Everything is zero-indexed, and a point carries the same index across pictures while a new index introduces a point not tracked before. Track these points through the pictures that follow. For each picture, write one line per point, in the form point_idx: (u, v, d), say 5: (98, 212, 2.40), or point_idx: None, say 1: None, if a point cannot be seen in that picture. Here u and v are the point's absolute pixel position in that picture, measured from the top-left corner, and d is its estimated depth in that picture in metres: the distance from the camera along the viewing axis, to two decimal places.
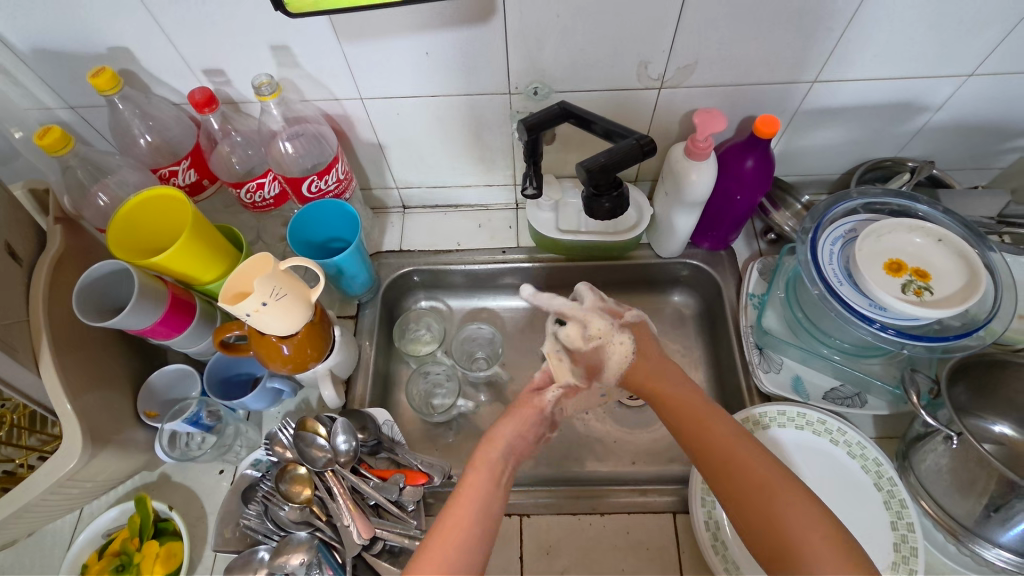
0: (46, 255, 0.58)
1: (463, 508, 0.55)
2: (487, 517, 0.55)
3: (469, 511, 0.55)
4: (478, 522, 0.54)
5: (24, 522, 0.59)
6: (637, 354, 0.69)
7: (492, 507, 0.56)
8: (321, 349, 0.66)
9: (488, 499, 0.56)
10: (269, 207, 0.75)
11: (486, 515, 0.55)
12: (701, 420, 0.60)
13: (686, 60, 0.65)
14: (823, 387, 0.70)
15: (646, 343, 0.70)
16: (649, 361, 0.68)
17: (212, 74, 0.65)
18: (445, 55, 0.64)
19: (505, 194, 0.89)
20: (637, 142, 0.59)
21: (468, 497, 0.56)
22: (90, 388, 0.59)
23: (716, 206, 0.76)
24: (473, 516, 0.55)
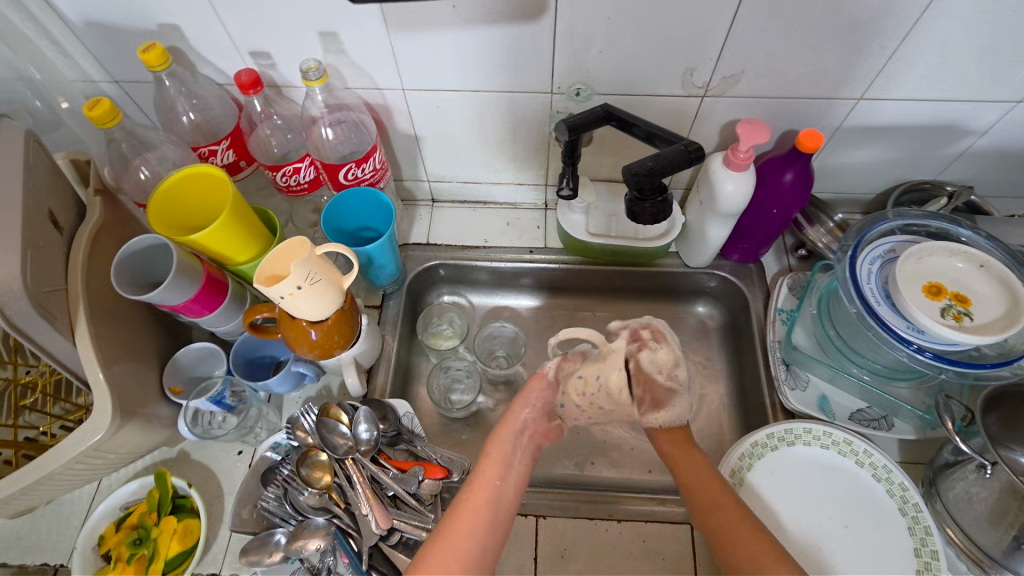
0: (86, 224, 0.59)
1: (469, 513, 0.55)
2: (495, 521, 0.55)
3: (474, 516, 0.55)
4: (485, 529, 0.54)
5: (47, 488, 0.59)
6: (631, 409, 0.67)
7: (497, 510, 0.56)
8: (347, 337, 0.66)
9: (492, 504, 0.56)
10: (303, 191, 0.75)
11: (489, 520, 0.55)
12: (715, 489, 0.58)
13: (732, 70, 0.64)
14: (849, 407, 0.70)
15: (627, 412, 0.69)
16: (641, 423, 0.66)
17: (258, 56, 0.65)
18: (491, 51, 0.64)
19: (535, 194, 0.89)
20: (684, 148, 0.58)
21: (473, 501, 0.56)
22: (120, 359, 0.59)
23: (750, 218, 0.76)
24: (480, 520, 0.55)
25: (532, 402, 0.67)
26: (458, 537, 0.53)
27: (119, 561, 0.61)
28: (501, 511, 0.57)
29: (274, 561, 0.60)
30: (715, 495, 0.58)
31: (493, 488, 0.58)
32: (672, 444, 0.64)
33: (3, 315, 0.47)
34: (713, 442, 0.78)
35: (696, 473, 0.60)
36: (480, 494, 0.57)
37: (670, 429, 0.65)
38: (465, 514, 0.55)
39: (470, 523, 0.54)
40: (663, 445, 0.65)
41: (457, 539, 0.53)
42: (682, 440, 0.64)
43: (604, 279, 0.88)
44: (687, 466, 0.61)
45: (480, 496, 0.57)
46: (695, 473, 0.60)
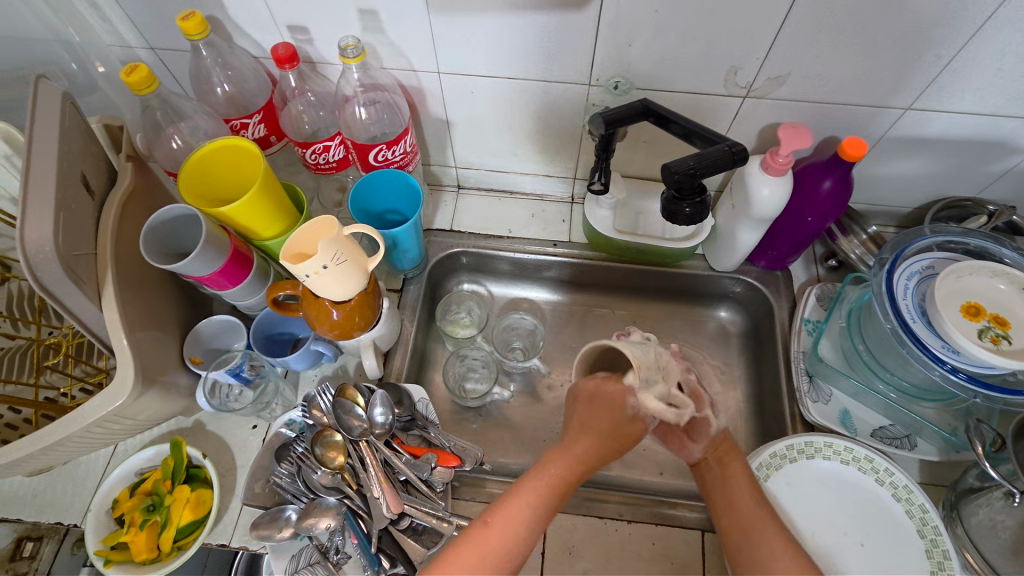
0: (118, 189, 0.59)
1: (505, 519, 0.55)
2: (526, 534, 0.55)
3: (508, 525, 0.55)
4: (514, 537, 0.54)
5: (67, 448, 0.60)
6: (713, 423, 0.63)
7: (532, 523, 0.56)
8: (368, 319, 0.66)
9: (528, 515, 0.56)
10: (331, 170, 0.75)
11: (521, 532, 0.55)
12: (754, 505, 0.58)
13: (778, 71, 0.63)
14: (871, 424, 0.68)
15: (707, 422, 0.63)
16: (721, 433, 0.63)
17: (295, 30, 0.65)
18: (532, 39, 0.63)
19: (563, 186, 0.88)
20: (728, 148, 0.56)
21: (509, 508, 0.56)
22: (144, 326, 0.59)
23: (782, 225, 0.74)
24: (512, 531, 0.55)
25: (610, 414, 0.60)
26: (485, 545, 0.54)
27: (132, 525, 0.61)
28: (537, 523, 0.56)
29: (283, 537, 0.60)
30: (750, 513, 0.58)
31: (537, 497, 0.57)
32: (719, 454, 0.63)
33: (35, 276, 0.47)
34: None
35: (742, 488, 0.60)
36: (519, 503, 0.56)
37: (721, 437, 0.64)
38: (498, 522, 0.55)
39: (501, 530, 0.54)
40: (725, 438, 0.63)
41: (484, 546, 0.54)
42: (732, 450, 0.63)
43: (626, 278, 0.87)
44: (733, 478, 0.61)
45: (519, 504, 0.56)
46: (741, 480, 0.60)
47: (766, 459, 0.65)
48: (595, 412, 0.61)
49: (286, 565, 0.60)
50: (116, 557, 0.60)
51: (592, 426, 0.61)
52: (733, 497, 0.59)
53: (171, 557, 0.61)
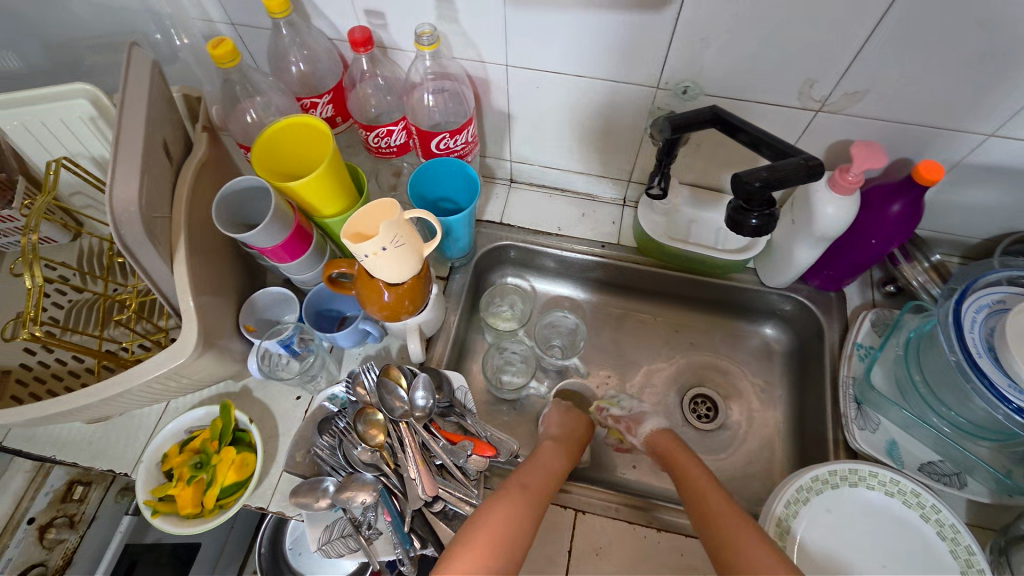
0: (193, 158, 0.61)
1: (505, 515, 0.56)
2: (525, 529, 0.56)
3: (509, 519, 0.56)
4: (515, 532, 0.55)
5: (128, 399, 0.63)
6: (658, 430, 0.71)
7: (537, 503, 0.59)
8: (417, 304, 0.67)
9: (524, 511, 0.57)
10: (391, 154, 0.76)
11: (520, 525, 0.56)
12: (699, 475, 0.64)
13: (856, 87, 0.61)
14: (920, 458, 0.66)
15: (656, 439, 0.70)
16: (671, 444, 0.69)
17: (372, 15, 0.66)
18: (602, 39, 0.63)
19: (616, 189, 0.87)
20: (804, 162, 0.54)
21: (506, 505, 0.57)
22: (208, 289, 0.61)
23: (843, 246, 0.72)
24: (512, 524, 0.56)
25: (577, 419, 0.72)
26: (490, 536, 0.54)
27: (180, 480, 0.64)
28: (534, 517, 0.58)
29: (320, 507, 0.62)
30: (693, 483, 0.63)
31: (531, 493, 0.60)
32: (661, 440, 0.70)
33: (118, 232, 0.49)
34: (762, 468, 0.77)
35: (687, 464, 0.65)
36: (515, 504, 0.58)
37: (658, 432, 0.71)
38: (498, 518, 0.56)
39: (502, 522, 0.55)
40: (661, 447, 0.69)
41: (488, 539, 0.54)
42: (669, 439, 0.70)
43: (672, 286, 0.87)
44: (682, 465, 0.66)
45: (517, 495, 0.59)
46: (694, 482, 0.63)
47: (806, 483, 0.62)
48: (568, 422, 0.71)
49: (320, 534, 0.62)
50: (163, 508, 0.63)
51: (563, 425, 0.71)
52: (689, 480, 0.64)
53: (213, 514, 0.64)
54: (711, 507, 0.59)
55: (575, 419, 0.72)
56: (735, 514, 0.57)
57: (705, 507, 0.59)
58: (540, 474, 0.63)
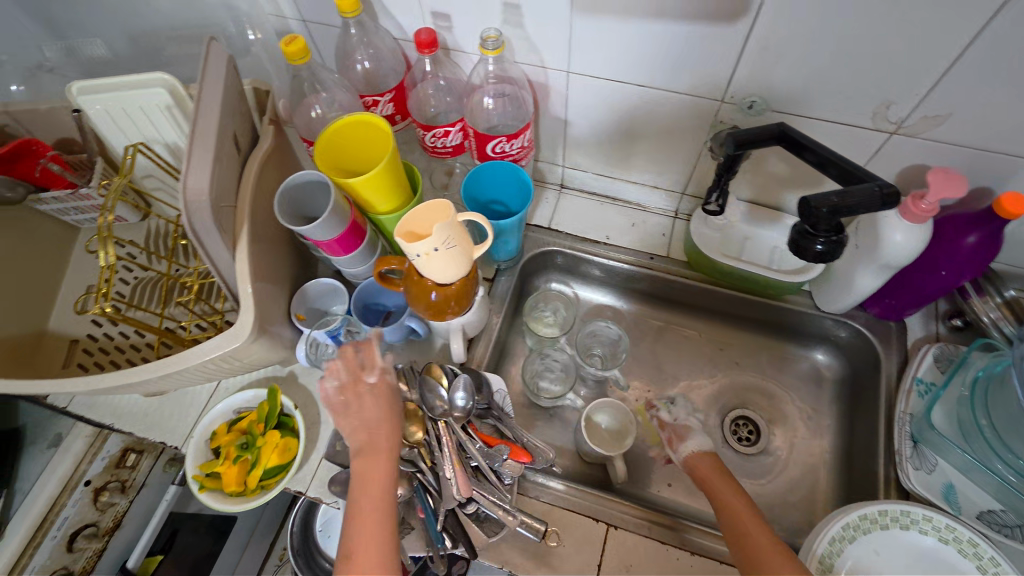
0: (259, 150, 0.63)
1: (366, 555, 0.51)
2: (389, 554, 0.52)
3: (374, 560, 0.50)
4: (381, 571, 0.50)
5: (184, 376, 0.66)
6: (704, 450, 0.68)
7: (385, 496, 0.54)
8: (463, 305, 0.67)
9: (382, 537, 0.52)
10: (446, 154, 0.77)
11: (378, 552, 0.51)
12: (736, 498, 0.61)
13: (937, 110, 0.58)
14: (980, 505, 0.62)
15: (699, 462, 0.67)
16: (708, 465, 0.66)
17: (438, 18, 0.67)
18: (667, 49, 0.61)
19: (668, 200, 0.86)
20: (879, 189, 0.52)
21: (364, 545, 0.51)
22: (265, 277, 0.63)
23: (909, 275, 0.69)
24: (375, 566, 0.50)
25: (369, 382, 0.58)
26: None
27: (226, 458, 0.66)
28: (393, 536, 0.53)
29: None
30: (729, 503, 0.60)
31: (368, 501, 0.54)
32: (697, 460, 0.67)
33: (189, 220, 0.51)
34: (803, 498, 0.74)
35: (721, 488, 0.62)
36: (369, 535, 0.52)
37: (700, 452, 0.68)
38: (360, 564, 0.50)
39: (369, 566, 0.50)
40: (696, 468, 0.67)
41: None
42: (711, 462, 0.66)
43: (720, 303, 0.84)
44: (716, 490, 0.63)
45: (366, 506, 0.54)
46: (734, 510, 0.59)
47: (853, 520, 0.60)
48: (378, 402, 0.57)
49: None
50: (209, 484, 0.65)
51: (360, 425, 0.57)
52: (726, 507, 0.60)
53: (254, 493, 0.66)
54: (747, 532, 0.56)
55: (370, 401, 0.57)
56: (773, 543, 0.54)
57: (746, 541, 0.56)
58: (378, 487, 0.54)
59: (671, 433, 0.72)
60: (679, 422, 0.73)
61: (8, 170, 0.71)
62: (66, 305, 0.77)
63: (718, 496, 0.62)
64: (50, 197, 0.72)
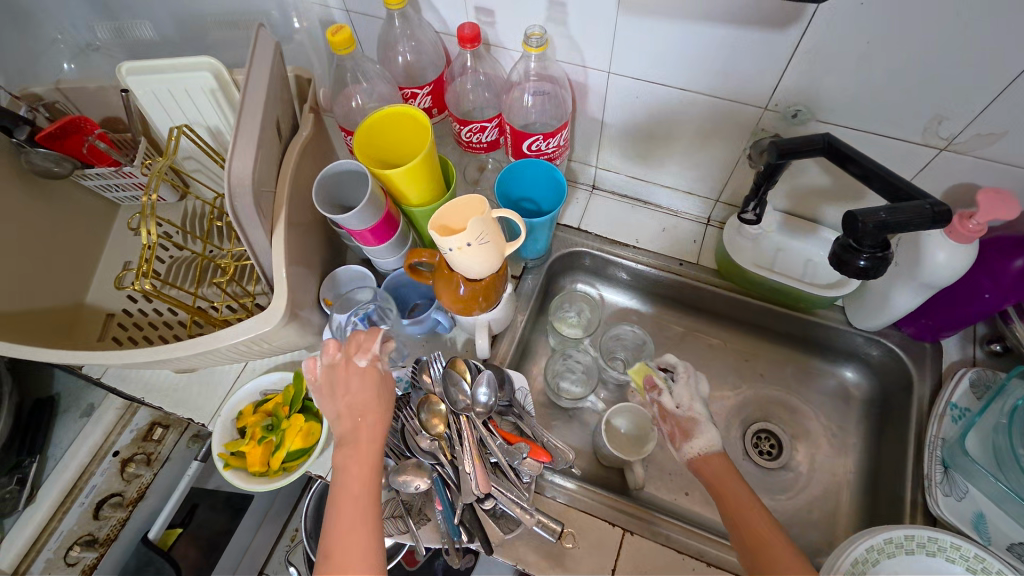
0: (299, 138, 0.64)
1: (350, 539, 0.52)
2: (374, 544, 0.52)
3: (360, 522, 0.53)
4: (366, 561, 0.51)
5: (214, 356, 0.67)
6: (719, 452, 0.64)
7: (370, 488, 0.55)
8: (490, 301, 0.68)
9: (366, 516, 0.53)
10: (480, 149, 0.77)
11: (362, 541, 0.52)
12: (749, 505, 0.58)
13: (993, 129, 0.56)
14: (1012, 538, 0.60)
15: (711, 465, 0.62)
16: (719, 468, 0.62)
17: (482, 13, 0.67)
18: (711, 52, 0.60)
19: (700, 207, 0.85)
20: (930, 207, 0.50)
21: (348, 524, 0.53)
22: (298, 262, 0.64)
23: (949, 296, 0.67)
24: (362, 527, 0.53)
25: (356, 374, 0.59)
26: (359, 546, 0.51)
27: (251, 438, 0.67)
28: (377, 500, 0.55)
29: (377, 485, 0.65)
30: (739, 508, 0.58)
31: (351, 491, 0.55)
32: (705, 464, 0.63)
33: (232, 203, 0.52)
34: (824, 516, 0.73)
35: (732, 493, 0.59)
36: (352, 516, 0.53)
37: (706, 454, 0.63)
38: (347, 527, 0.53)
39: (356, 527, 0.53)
40: (705, 467, 0.63)
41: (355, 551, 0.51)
42: (722, 465, 0.62)
43: (748, 314, 0.83)
44: (730, 494, 0.59)
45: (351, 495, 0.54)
46: (748, 520, 0.56)
47: (879, 543, 0.58)
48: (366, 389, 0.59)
49: None
50: (234, 462, 0.67)
51: (351, 409, 0.58)
52: (741, 517, 0.57)
53: (276, 475, 0.67)
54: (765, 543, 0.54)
55: (359, 386, 0.59)
56: (792, 554, 0.53)
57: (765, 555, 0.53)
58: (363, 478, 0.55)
59: (678, 428, 0.66)
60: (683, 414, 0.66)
61: (56, 146, 0.71)
62: (104, 279, 0.79)
63: (729, 499, 0.59)
64: (95, 173, 0.74)
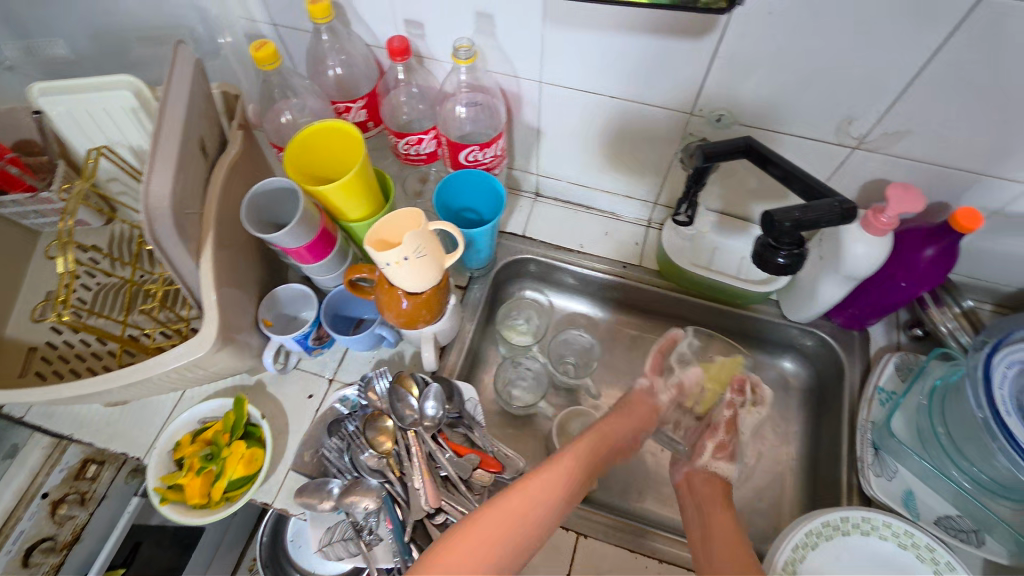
0: (227, 155, 0.62)
1: (492, 533, 0.55)
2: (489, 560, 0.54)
3: (496, 532, 0.55)
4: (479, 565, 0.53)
5: (145, 386, 0.64)
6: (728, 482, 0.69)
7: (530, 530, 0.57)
8: (434, 313, 0.67)
9: (502, 537, 0.55)
10: (420, 161, 0.77)
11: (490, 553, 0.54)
12: (722, 524, 0.62)
13: (897, 127, 0.59)
14: (938, 511, 0.64)
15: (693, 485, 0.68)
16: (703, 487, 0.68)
17: (412, 25, 0.66)
18: (638, 61, 0.62)
19: (641, 209, 0.87)
20: (839, 205, 0.54)
21: (497, 521, 0.56)
22: (231, 284, 0.62)
23: (871, 286, 0.70)
24: (492, 549, 0.54)
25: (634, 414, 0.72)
26: (487, 540, 0.54)
27: (189, 470, 0.65)
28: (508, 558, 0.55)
29: (324, 509, 0.63)
30: (721, 531, 0.61)
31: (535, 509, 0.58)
32: (689, 492, 0.68)
33: (151, 228, 0.50)
34: (772, 505, 0.75)
35: (720, 524, 0.62)
36: (514, 507, 0.57)
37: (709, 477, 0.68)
38: (501, 514, 0.56)
39: (496, 525, 0.55)
40: (691, 484, 0.68)
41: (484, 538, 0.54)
42: (716, 485, 0.67)
43: (690, 312, 0.85)
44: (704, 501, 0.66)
45: (521, 515, 0.57)
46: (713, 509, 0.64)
47: (818, 526, 0.60)
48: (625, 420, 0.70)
49: (321, 534, 0.64)
50: (172, 496, 0.64)
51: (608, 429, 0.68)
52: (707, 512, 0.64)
53: (219, 506, 0.64)
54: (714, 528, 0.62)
55: (633, 410, 0.72)
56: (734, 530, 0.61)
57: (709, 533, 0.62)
58: (546, 495, 0.59)
59: (715, 438, 0.71)
60: (686, 378, 0.77)
61: None
62: (23, 312, 0.74)
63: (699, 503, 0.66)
64: (8, 200, 0.70)
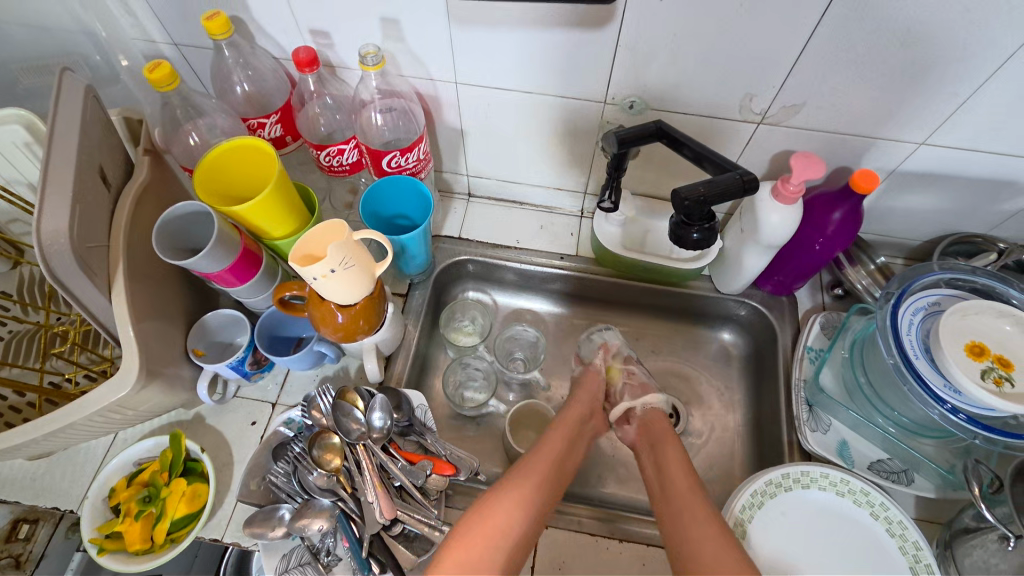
0: (133, 182, 0.59)
1: (490, 525, 0.55)
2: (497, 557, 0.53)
3: (500, 519, 0.56)
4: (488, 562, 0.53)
5: (68, 435, 0.60)
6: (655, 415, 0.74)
7: (529, 514, 0.57)
8: (372, 323, 0.66)
9: (506, 526, 0.56)
10: (344, 173, 0.75)
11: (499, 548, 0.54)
12: (683, 492, 0.61)
13: (793, 100, 0.63)
14: (870, 457, 0.68)
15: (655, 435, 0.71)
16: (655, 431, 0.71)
17: (317, 35, 0.66)
18: (547, 54, 0.63)
19: (573, 200, 0.88)
20: (739, 177, 0.57)
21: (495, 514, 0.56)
22: (150, 315, 0.59)
23: (790, 252, 0.74)
24: (495, 541, 0.54)
25: (592, 388, 0.77)
26: (487, 529, 0.55)
27: (127, 515, 0.62)
28: (510, 550, 0.55)
29: (276, 536, 0.61)
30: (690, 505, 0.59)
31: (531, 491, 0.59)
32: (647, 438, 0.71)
33: (47, 265, 0.47)
34: (723, 473, 0.78)
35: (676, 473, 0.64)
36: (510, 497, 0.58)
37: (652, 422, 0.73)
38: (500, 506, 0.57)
39: (500, 514, 0.56)
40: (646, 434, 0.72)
41: (482, 536, 0.55)
42: (665, 429, 0.71)
43: (630, 295, 0.88)
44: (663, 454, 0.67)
45: (517, 498, 0.58)
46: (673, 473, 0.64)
47: (763, 485, 0.63)
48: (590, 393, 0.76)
49: (276, 563, 0.61)
50: (110, 546, 0.61)
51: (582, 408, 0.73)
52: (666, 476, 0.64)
53: (163, 548, 0.61)
54: (679, 494, 0.61)
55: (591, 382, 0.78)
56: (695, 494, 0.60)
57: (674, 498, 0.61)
58: (536, 477, 0.61)
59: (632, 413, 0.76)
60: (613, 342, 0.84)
61: None
62: None
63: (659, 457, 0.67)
64: None
